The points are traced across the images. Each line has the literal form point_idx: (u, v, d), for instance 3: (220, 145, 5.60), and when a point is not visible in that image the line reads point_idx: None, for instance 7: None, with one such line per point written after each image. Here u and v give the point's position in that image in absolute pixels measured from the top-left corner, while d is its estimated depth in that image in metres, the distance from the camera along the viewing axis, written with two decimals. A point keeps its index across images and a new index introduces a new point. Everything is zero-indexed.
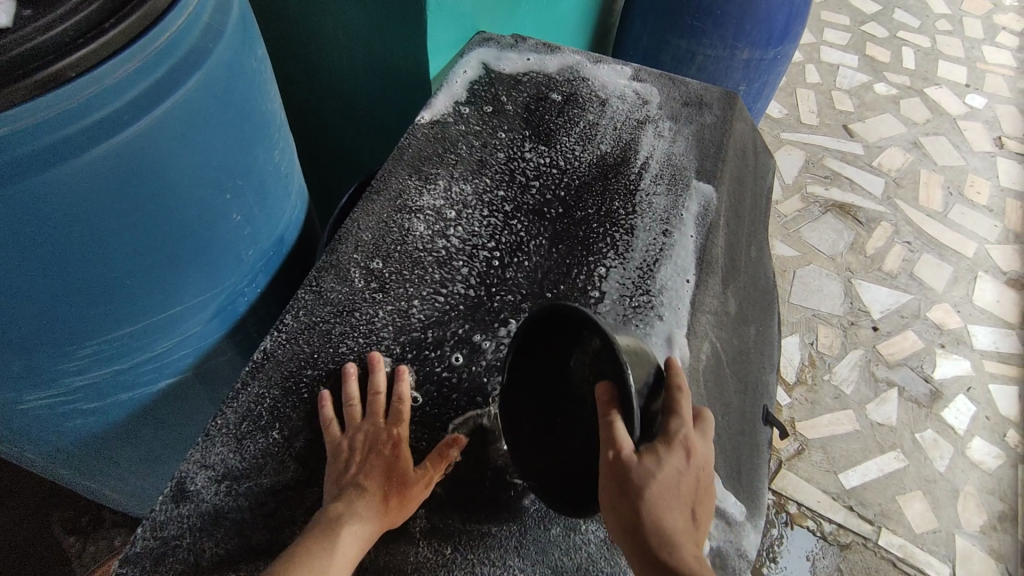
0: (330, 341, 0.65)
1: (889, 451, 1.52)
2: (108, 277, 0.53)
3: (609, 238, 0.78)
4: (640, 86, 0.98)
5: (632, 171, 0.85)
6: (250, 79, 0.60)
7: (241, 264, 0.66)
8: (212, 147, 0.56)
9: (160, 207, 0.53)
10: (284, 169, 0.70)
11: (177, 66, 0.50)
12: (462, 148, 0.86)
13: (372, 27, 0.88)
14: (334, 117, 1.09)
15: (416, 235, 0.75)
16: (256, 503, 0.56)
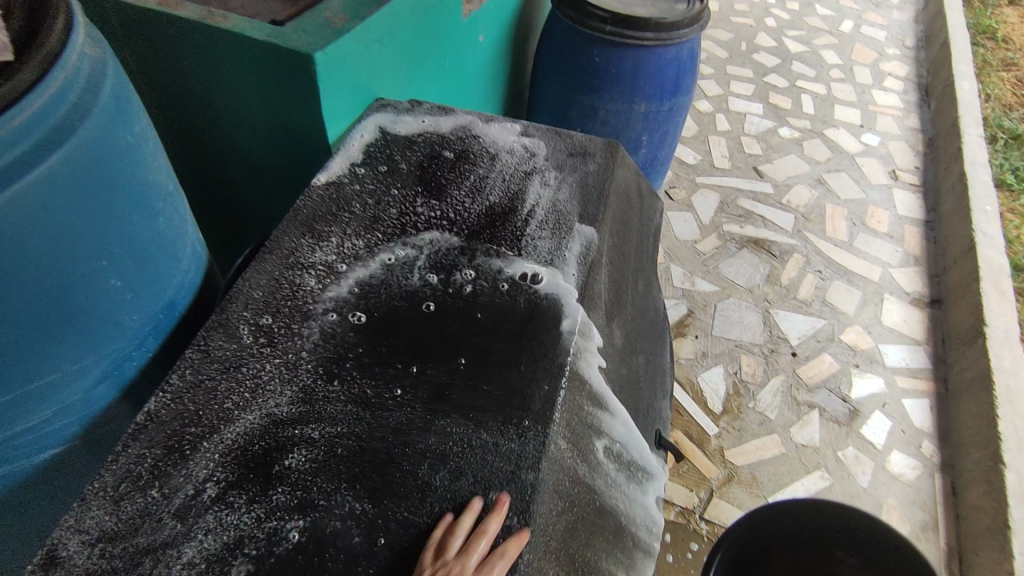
0: (216, 397, 0.66)
1: (813, 471, 1.58)
2: None
3: (496, 280, 0.83)
4: (528, 140, 1.06)
5: (518, 219, 0.92)
6: (122, 152, 0.68)
7: (125, 329, 0.74)
8: (83, 215, 0.64)
9: (32, 274, 0.61)
10: (172, 236, 0.78)
11: (39, 141, 0.58)
12: (357, 206, 0.91)
13: (271, 102, 0.99)
14: (247, 187, 1.17)
15: (307, 290, 0.78)
16: (129, 563, 0.55)
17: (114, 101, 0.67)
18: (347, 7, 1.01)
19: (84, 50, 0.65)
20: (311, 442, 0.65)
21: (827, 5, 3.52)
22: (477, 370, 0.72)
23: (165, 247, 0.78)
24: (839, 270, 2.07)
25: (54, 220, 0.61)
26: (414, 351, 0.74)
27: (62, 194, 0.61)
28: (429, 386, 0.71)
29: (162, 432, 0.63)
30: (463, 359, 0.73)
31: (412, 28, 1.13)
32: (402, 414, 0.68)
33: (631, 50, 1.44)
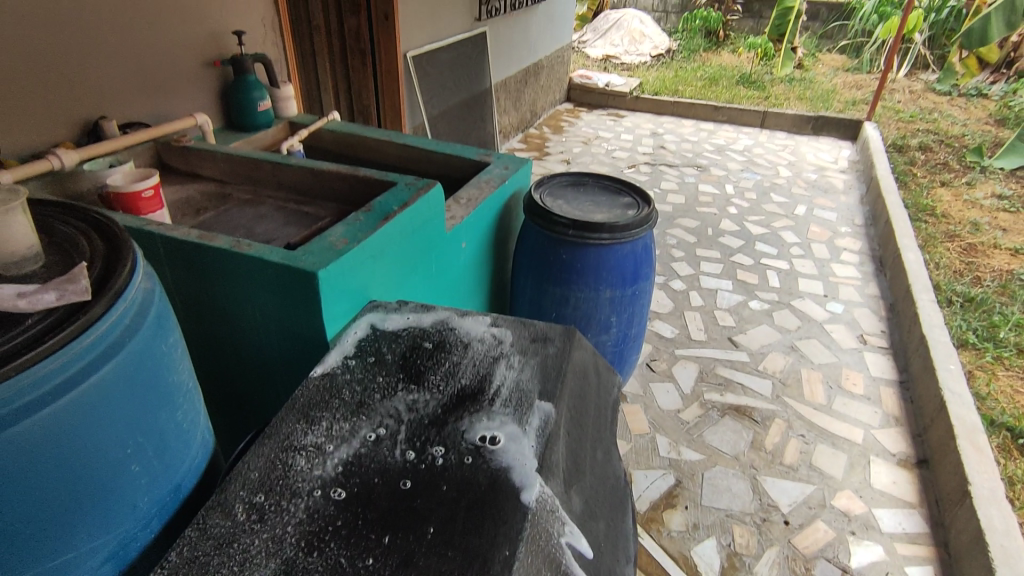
0: (207, 571, 0.76)
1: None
2: (24, 521, 0.71)
3: (462, 454, 0.95)
4: (497, 329, 1.24)
5: (484, 398, 1.06)
6: (158, 360, 0.87)
7: (137, 509, 0.85)
8: (121, 411, 0.80)
9: (73, 464, 0.75)
10: (186, 426, 0.94)
11: (102, 353, 0.76)
12: (346, 394, 1.06)
13: (279, 310, 1.19)
14: (253, 381, 1.34)
15: (296, 470, 0.91)
16: None
17: (156, 320, 0.88)
18: (348, 233, 1.27)
19: (140, 285, 0.87)
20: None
21: (781, 195, 4.01)
22: (441, 537, 0.81)
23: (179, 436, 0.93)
24: (821, 432, 2.12)
25: (99, 417, 0.76)
26: (386, 520, 0.83)
27: (109, 395, 0.78)
28: (397, 553, 0.79)
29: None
30: (429, 527, 0.83)
31: (402, 245, 1.39)
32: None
33: (592, 248, 1.71)
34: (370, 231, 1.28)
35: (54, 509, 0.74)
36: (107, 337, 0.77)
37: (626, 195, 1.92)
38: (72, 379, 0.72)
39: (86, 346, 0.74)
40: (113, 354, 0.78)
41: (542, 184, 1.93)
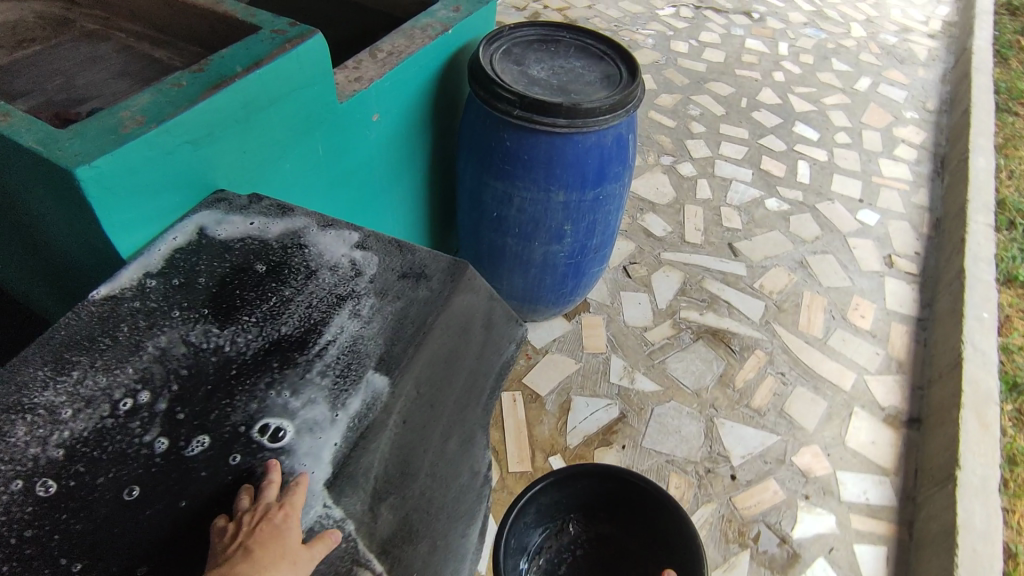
0: None
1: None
2: None
3: (233, 450, 0.71)
4: (362, 254, 0.92)
5: (302, 361, 0.79)
6: None
7: None
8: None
9: None
10: None
11: None
12: (123, 329, 0.80)
13: (56, 210, 0.88)
14: (62, 293, 1.06)
15: (7, 443, 0.68)
16: None
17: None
18: (152, 108, 0.90)
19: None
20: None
21: (843, 61, 3.29)
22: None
23: None
24: (805, 374, 1.82)
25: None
26: (91, 544, 0.63)
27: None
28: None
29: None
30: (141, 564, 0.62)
31: (252, 125, 1.03)
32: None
33: (543, 137, 1.33)
34: (187, 106, 0.91)
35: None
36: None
37: (610, 64, 1.46)
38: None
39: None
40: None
41: (499, 35, 1.47)
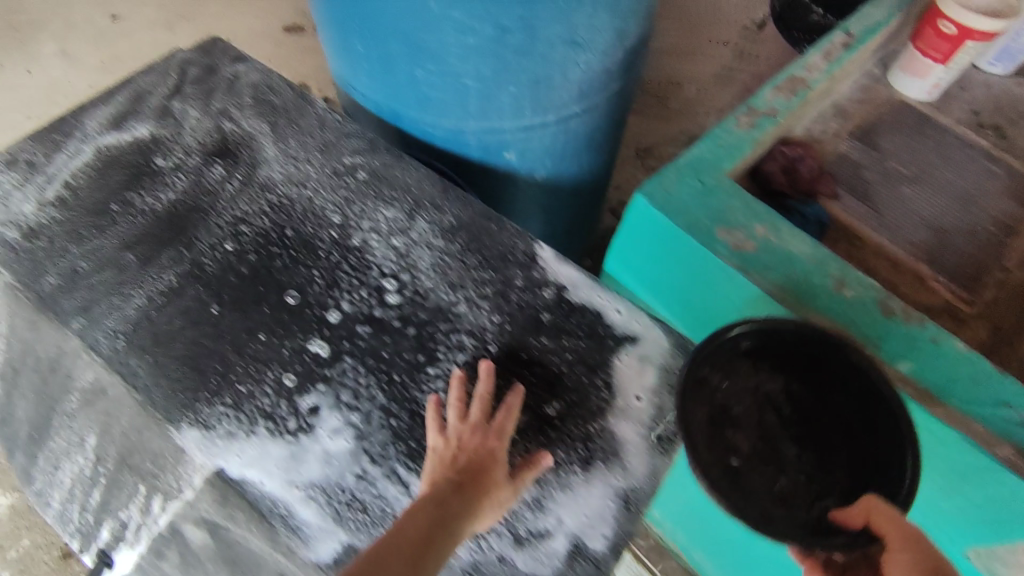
0: (301, 138, 0.86)
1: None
2: (332, 14, 0.83)
3: (261, 358, 0.70)
4: (492, 427, 0.64)
5: (393, 445, 0.66)
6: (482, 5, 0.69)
7: (402, 106, 0.89)
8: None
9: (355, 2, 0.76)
10: (495, 111, 0.85)
11: None
12: (476, 264, 0.78)
13: None
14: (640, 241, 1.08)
15: (380, 208, 0.81)
16: (204, 95, 0.90)
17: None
18: (775, 257, 0.64)
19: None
20: (178, 165, 0.83)
21: None
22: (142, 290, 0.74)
23: (484, 112, 0.85)
24: None
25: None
26: (261, 281, 0.75)
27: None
28: (155, 248, 0.76)
29: (251, 86, 0.91)
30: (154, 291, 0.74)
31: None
32: (165, 228, 0.78)
33: None
34: (778, 290, 0.63)
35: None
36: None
37: None
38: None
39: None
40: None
41: None
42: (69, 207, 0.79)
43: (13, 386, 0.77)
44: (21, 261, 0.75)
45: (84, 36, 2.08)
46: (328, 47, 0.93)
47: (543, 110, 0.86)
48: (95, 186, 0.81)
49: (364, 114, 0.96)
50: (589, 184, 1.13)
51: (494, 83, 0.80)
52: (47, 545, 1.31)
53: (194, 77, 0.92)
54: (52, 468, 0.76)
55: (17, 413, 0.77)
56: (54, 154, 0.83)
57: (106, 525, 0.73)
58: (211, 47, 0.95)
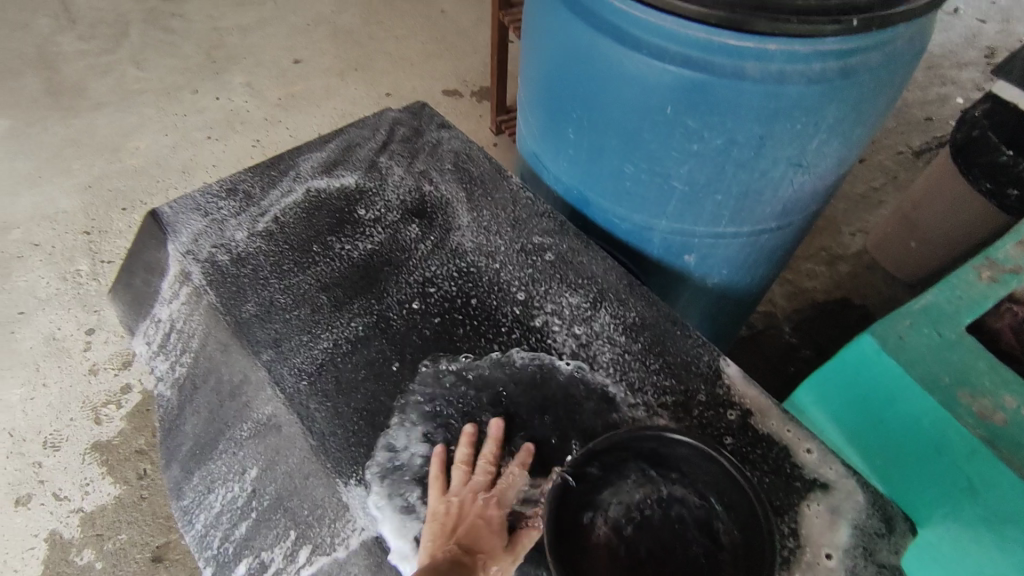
0: (495, 211, 0.88)
1: (93, 455, 1.44)
2: (549, 101, 0.88)
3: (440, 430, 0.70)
4: (493, 494, 0.63)
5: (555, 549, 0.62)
6: (718, 112, 0.70)
7: (593, 195, 0.90)
8: (572, 74, 0.80)
9: (582, 93, 0.80)
10: (690, 215, 0.84)
11: (679, 53, 0.68)
12: (657, 368, 0.74)
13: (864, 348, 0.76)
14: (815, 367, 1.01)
15: (564, 292, 0.80)
16: (409, 155, 0.95)
17: (670, 86, 0.71)
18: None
19: (701, 35, 0.66)
20: (377, 219, 0.86)
21: None
22: (332, 333, 0.75)
23: (680, 214, 0.85)
24: None
25: (562, 59, 0.81)
26: (444, 345, 0.75)
27: (570, 47, 0.78)
28: (349, 295, 0.79)
29: (451, 154, 0.96)
30: (343, 337, 0.75)
31: None
32: (359, 276, 0.80)
33: None
34: None
35: (529, 75, 0.92)
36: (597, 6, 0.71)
37: None
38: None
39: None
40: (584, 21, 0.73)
41: None
42: (276, 240, 0.83)
43: (188, 400, 0.79)
44: (229, 284, 0.79)
45: (268, 75, 2.31)
46: (530, 130, 0.97)
47: (740, 220, 0.84)
48: (302, 224, 0.85)
49: (548, 196, 0.97)
50: (752, 296, 1.08)
51: (702, 190, 0.80)
52: (140, 547, 1.33)
53: (402, 137, 0.98)
54: (203, 489, 0.77)
55: (184, 426, 0.79)
56: (269, 189, 0.89)
57: (242, 561, 0.72)
58: (419, 113, 1.02)
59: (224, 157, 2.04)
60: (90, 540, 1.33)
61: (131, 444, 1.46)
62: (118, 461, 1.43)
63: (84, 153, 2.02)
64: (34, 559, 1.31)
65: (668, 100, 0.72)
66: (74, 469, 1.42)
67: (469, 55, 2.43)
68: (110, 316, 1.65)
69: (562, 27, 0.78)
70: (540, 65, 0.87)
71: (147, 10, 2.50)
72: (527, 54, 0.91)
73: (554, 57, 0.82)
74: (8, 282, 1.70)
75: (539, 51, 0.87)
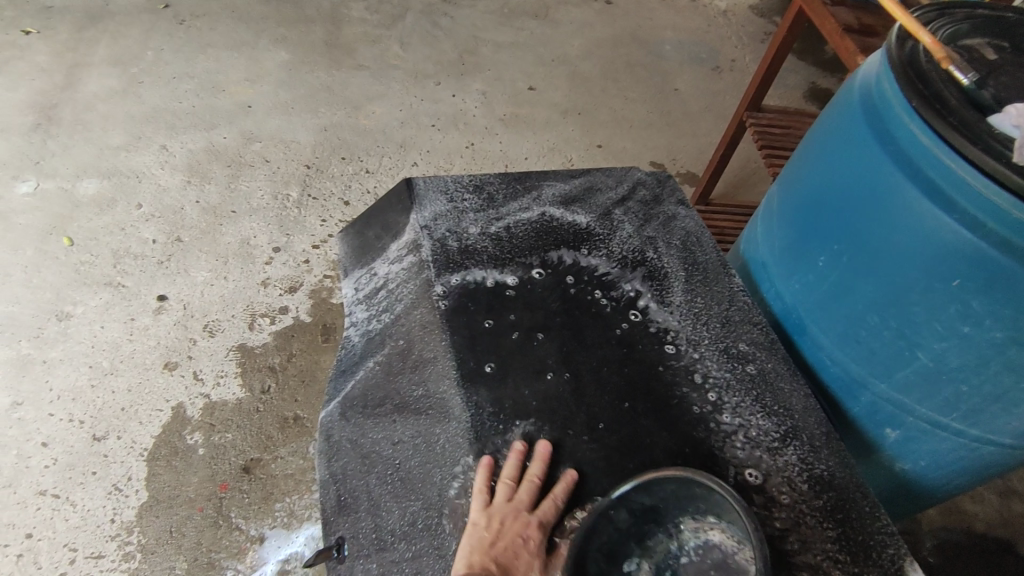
0: (711, 304, 0.86)
1: (236, 354, 1.57)
2: (808, 221, 0.85)
3: (592, 492, 0.68)
4: (534, 514, 0.64)
5: None
6: (1012, 303, 0.64)
7: (814, 326, 0.85)
8: (854, 207, 0.77)
9: (856, 227, 0.77)
10: (920, 391, 0.77)
11: (994, 230, 0.63)
12: (833, 536, 0.68)
13: None
14: None
15: (758, 412, 0.76)
16: (644, 218, 0.96)
17: (969, 261, 0.65)
18: None
19: None
20: (598, 264, 0.88)
21: None
22: (522, 353, 0.76)
23: (907, 385, 0.77)
24: None
25: (848, 190, 0.78)
26: (622, 410, 0.73)
27: (866, 183, 0.76)
28: (550, 324, 0.80)
29: (682, 232, 0.95)
30: (533, 362, 0.76)
31: None
32: (564, 309, 0.81)
33: None
34: None
35: (794, 188, 0.90)
36: (922, 157, 0.69)
37: None
38: (883, 130, 0.74)
39: (922, 139, 0.69)
40: (899, 165, 0.71)
41: None
42: (501, 247, 0.87)
43: (370, 356, 0.84)
44: (447, 269, 0.83)
45: (502, 91, 2.48)
46: (766, 238, 0.95)
47: (976, 420, 0.75)
48: (528, 242, 0.88)
49: (761, 307, 0.94)
50: (936, 505, 0.94)
51: (949, 374, 0.73)
52: (238, 452, 1.42)
53: (641, 198, 0.99)
54: (350, 438, 0.80)
55: (356, 376, 0.84)
56: (510, 200, 0.93)
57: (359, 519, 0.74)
58: (664, 181, 1.03)
59: (439, 147, 2.21)
60: (203, 425, 1.44)
61: (268, 358, 1.58)
62: (252, 368, 1.55)
63: (332, 101, 2.27)
64: (156, 421, 1.43)
65: (960, 270, 0.66)
66: (217, 358, 1.55)
67: (686, 137, 2.46)
68: (296, 243, 1.82)
69: (862, 157, 0.76)
70: (814, 183, 0.85)
71: (427, 4, 2.80)
72: (800, 168, 0.90)
73: (837, 184, 0.80)
74: (235, 182, 1.94)
75: (817, 169, 0.85)
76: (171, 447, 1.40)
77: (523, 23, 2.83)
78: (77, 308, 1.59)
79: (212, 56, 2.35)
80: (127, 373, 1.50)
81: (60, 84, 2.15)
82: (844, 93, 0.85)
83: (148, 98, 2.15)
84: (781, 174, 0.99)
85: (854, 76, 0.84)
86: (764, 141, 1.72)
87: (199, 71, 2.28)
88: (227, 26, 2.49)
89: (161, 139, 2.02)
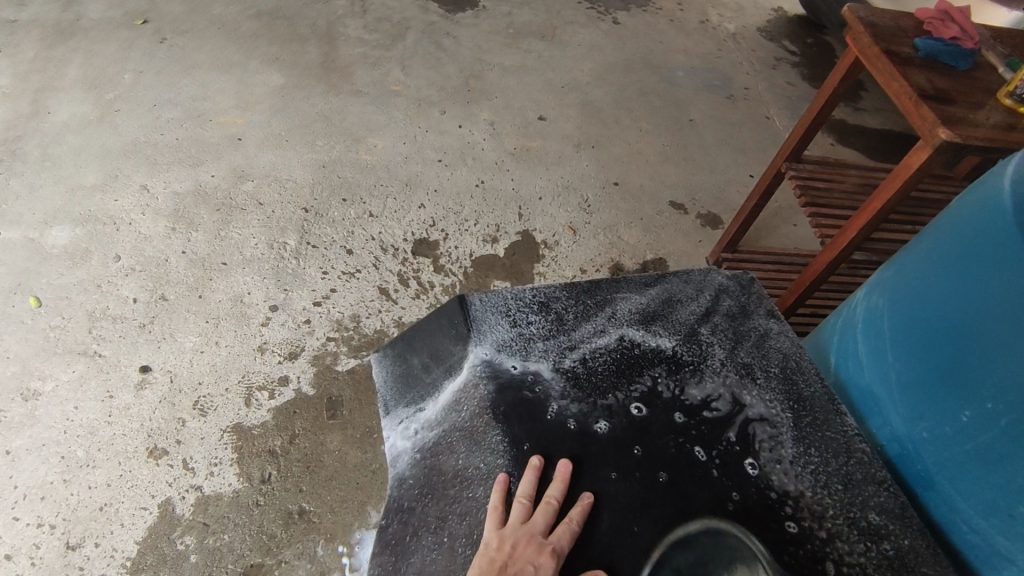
0: (829, 456, 0.80)
1: (231, 436, 1.39)
2: (940, 351, 0.72)
3: None
4: (547, 540, 0.69)
5: None
6: None
7: (952, 478, 0.72)
8: (1010, 344, 0.64)
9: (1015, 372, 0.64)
10: None
11: None
12: None
13: None
14: None
15: None
16: (734, 343, 0.90)
17: None
18: None
19: None
20: (689, 403, 0.83)
21: None
22: (636, 537, 0.72)
23: None
24: None
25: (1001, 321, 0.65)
26: None
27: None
28: (654, 496, 0.75)
29: (779, 356, 0.89)
30: (637, 557, 0.71)
31: None
32: (666, 467, 0.78)
33: None
34: None
35: (909, 305, 0.77)
36: None
37: None
38: None
39: None
40: None
41: None
42: (582, 389, 0.84)
43: (435, 512, 0.78)
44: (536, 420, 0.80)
45: (512, 120, 2.32)
46: (869, 357, 0.83)
47: None
48: (614, 381, 0.85)
49: (874, 443, 0.81)
50: None
51: None
52: (237, 558, 1.24)
53: (729, 315, 0.93)
54: None
55: (421, 541, 0.76)
56: (583, 321, 0.91)
57: None
58: (748, 287, 0.97)
59: (447, 186, 2.04)
60: (196, 526, 1.27)
61: (268, 441, 1.39)
62: (250, 453, 1.37)
63: (331, 132, 2.09)
64: (141, 522, 1.26)
65: None
66: (208, 444, 1.37)
67: (706, 173, 2.33)
68: (295, 300, 1.64)
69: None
70: (948, 306, 0.72)
71: (428, 23, 2.63)
72: (918, 282, 0.77)
73: (983, 311, 0.67)
74: (225, 229, 1.75)
75: (950, 289, 0.72)
76: (158, 555, 1.23)
77: (530, 45, 2.68)
78: (47, 385, 1.40)
79: (197, 80, 2.14)
80: (105, 463, 1.32)
81: (26, 112, 1.94)
82: (977, 193, 0.74)
83: (126, 129, 1.94)
84: (878, 274, 0.87)
85: (995, 178, 0.72)
86: (808, 197, 1.59)
87: (183, 98, 2.08)
88: (214, 45, 2.29)
89: (141, 178, 1.82)
